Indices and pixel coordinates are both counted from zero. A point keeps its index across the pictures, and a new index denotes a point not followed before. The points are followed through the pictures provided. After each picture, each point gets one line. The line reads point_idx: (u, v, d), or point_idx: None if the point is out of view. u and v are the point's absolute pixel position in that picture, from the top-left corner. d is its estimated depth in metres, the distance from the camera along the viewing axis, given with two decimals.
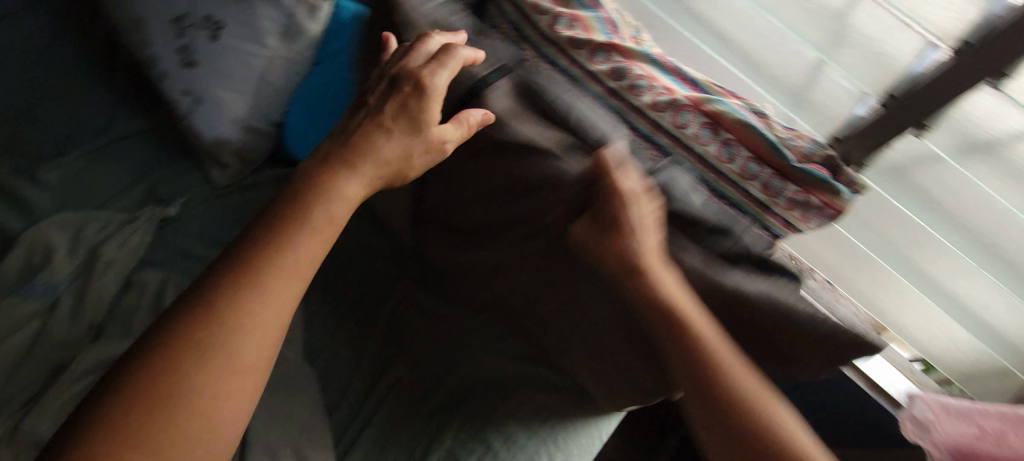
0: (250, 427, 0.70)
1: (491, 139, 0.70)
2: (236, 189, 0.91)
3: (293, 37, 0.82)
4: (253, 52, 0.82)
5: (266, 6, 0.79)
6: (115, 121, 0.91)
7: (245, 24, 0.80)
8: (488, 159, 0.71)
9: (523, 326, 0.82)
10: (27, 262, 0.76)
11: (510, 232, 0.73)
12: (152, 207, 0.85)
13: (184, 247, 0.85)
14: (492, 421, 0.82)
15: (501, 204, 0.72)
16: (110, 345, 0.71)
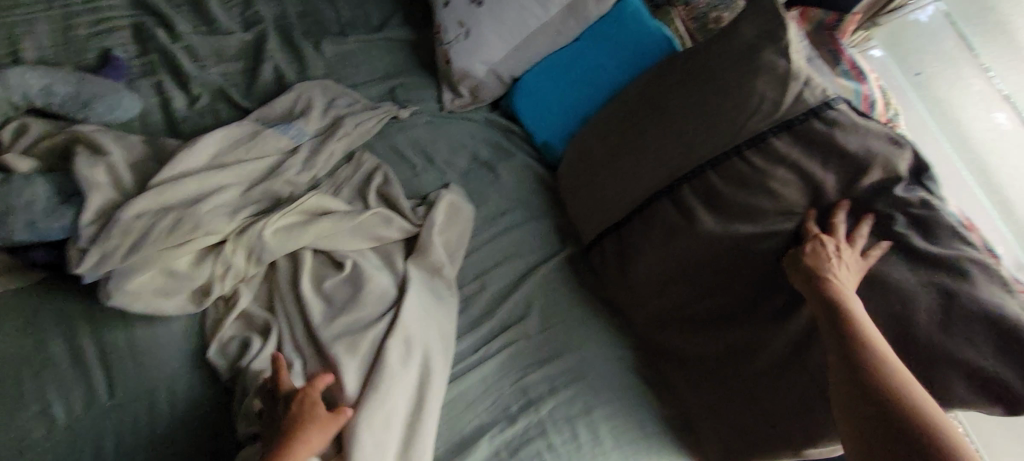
0: (400, 315, 0.78)
1: (754, 147, 0.76)
2: (456, 116, 1.00)
3: (572, 13, 0.91)
4: (534, 12, 0.91)
5: None
6: (388, 24, 1.05)
7: None
8: (735, 175, 0.77)
9: (673, 338, 0.86)
10: (290, 107, 0.90)
11: (721, 238, 0.77)
12: (391, 104, 0.96)
13: (399, 146, 0.95)
14: (587, 417, 0.84)
15: (726, 200, 0.77)
16: (332, 201, 0.84)
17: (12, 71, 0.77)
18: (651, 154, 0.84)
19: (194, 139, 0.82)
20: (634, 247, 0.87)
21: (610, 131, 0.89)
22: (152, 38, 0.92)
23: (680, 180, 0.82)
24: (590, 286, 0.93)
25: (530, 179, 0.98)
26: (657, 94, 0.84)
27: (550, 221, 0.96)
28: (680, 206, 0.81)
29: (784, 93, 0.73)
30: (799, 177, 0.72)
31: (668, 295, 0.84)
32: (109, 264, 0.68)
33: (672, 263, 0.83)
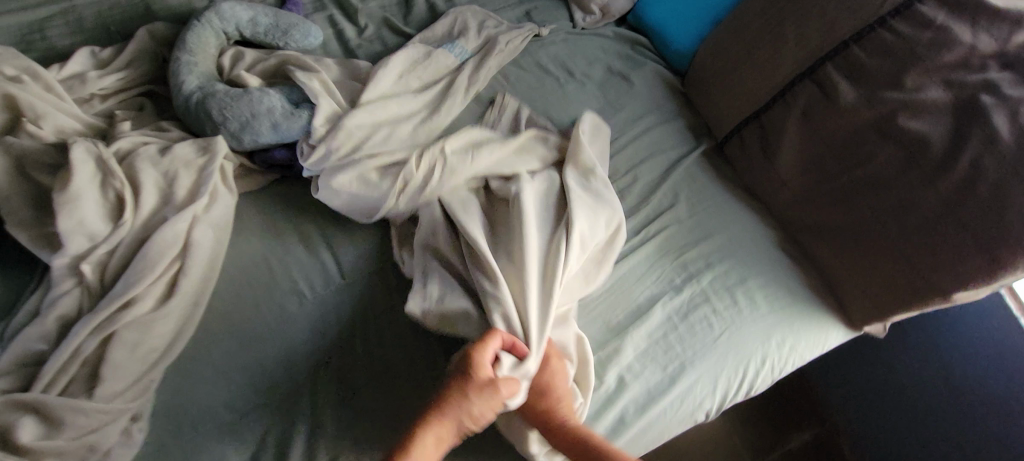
0: (576, 191, 0.84)
1: (904, 18, 0.80)
2: (588, 32, 1.08)
3: None
4: None
5: None
6: None
7: None
8: (886, 46, 0.81)
9: (814, 214, 0.90)
10: (447, 31, 1.00)
11: (872, 108, 0.81)
12: (530, 25, 1.05)
13: (542, 62, 1.03)
14: (744, 286, 0.90)
15: (877, 70, 0.81)
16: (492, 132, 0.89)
17: (227, 5, 0.88)
18: (789, 40, 0.89)
19: (381, 59, 0.92)
20: (775, 134, 0.91)
21: (742, 25, 0.95)
22: None
23: (822, 59, 0.86)
24: (726, 176, 1.00)
25: (662, 85, 1.06)
26: None
27: (684, 121, 1.04)
28: (824, 85, 0.85)
29: None
30: (949, 36, 0.76)
31: (811, 172, 0.89)
32: (341, 157, 0.80)
33: (816, 140, 0.87)
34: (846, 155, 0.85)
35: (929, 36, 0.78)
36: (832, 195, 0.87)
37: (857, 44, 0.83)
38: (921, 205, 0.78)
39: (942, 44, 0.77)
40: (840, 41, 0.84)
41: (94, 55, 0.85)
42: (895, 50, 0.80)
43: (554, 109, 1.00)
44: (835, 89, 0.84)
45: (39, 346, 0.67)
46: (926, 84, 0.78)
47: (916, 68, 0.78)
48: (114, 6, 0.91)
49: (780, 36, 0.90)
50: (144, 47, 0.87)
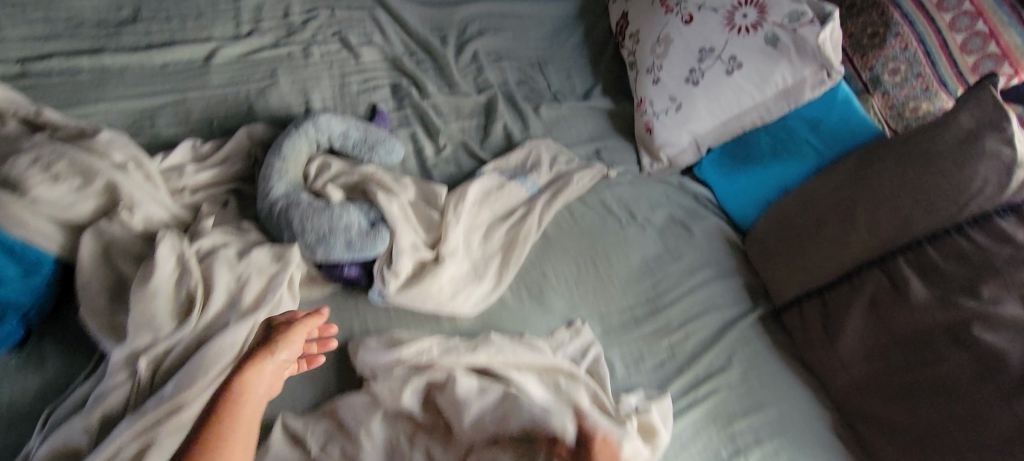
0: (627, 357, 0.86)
1: (982, 228, 0.79)
2: (654, 178, 1.11)
3: (786, 97, 0.96)
4: (750, 93, 0.98)
5: (786, 67, 0.94)
6: (591, 94, 1.19)
7: (761, 73, 0.96)
8: (962, 252, 0.80)
9: (878, 406, 0.85)
10: (521, 162, 1.04)
11: (946, 312, 0.79)
12: (600, 164, 1.09)
13: (607, 201, 1.06)
14: None
15: (949, 275, 0.80)
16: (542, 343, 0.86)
17: (327, 117, 0.95)
18: (858, 227, 0.89)
19: (457, 190, 0.96)
20: (839, 315, 0.90)
21: (809, 203, 0.95)
22: (408, 96, 1.08)
23: (892, 252, 0.85)
24: (781, 345, 0.97)
25: (722, 239, 1.06)
26: (864, 173, 0.90)
27: (741, 279, 1.03)
28: (893, 278, 0.85)
29: (1009, 178, 0.78)
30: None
31: (875, 362, 0.86)
32: (412, 291, 0.82)
33: (883, 331, 0.85)
34: (915, 352, 0.82)
35: (1009, 252, 0.76)
36: (897, 391, 0.83)
37: (930, 244, 0.82)
38: (998, 427, 0.73)
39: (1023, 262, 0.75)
40: (911, 237, 0.84)
41: (193, 148, 0.90)
42: (971, 258, 0.79)
43: (613, 252, 1.01)
44: (906, 285, 0.83)
45: (77, 442, 0.65)
46: (1007, 300, 0.76)
47: (995, 281, 0.77)
48: (220, 104, 0.98)
49: (847, 221, 0.90)
50: (241, 146, 0.93)
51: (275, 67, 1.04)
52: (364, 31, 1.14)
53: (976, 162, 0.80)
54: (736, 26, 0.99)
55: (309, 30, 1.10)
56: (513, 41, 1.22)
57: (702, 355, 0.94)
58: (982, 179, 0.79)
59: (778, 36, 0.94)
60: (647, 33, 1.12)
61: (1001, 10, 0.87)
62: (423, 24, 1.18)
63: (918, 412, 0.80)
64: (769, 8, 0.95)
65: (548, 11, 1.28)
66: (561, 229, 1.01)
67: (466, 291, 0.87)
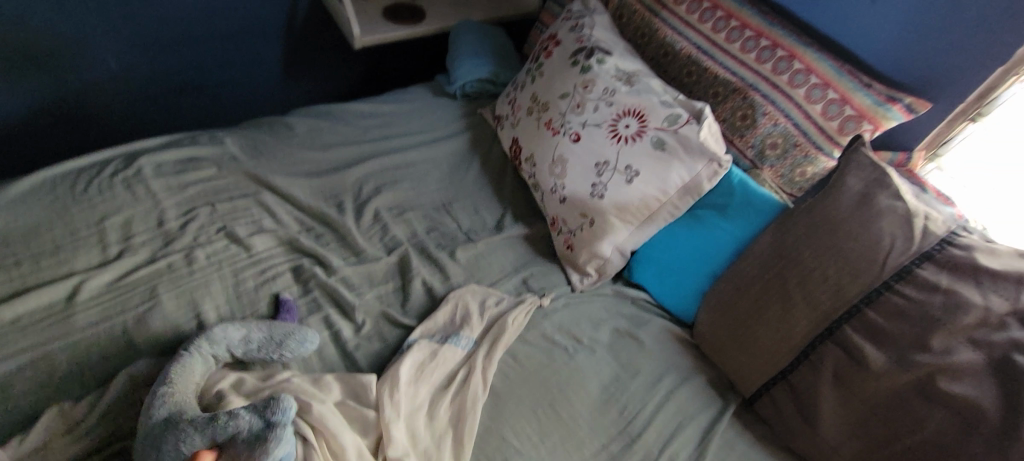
0: None
1: (909, 282, 0.80)
2: (587, 294, 1.07)
3: (688, 193, 0.98)
4: (654, 195, 0.99)
5: (680, 166, 0.97)
6: (503, 223, 1.16)
7: (659, 176, 0.98)
8: (901, 309, 0.80)
9: None
10: (449, 317, 0.97)
11: (910, 373, 0.78)
12: (532, 295, 1.04)
13: (549, 333, 1.00)
14: None
15: (897, 335, 0.80)
16: None
17: (226, 326, 0.85)
18: (797, 303, 0.88)
19: (387, 373, 0.86)
20: (812, 397, 0.86)
21: (743, 287, 0.94)
22: (313, 276, 1.00)
23: (837, 321, 0.84)
24: (765, 439, 0.91)
25: (672, 339, 1.02)
26: (783, 248, 0.91)
27: (704, 377, 0.98)
28: (848, 349, 0.83)
29: (912, 229, 0.81)
30: (961, 300, 0.76)
31: (863, 440, 0.81)
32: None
33: (859, 405, 0.81)
34: (897, 420, 0.79)
35: (942, 301, 0.77)
36: None
37: (869, 307, 0.82)
38: None
39: (958, 309, 0.76)
40: (849, 304, 0.83)
41: (60, 415, 0.75)
42: (911, 314, 0.79)
43: (569, 388, 0.94)
44: (862, 353, 0.81)
45: None
46: (960, 349, 0.75)
47: (942, 332, 0.76)
48: (91, 348, 0.84)
49: (784, 298, 0.89)
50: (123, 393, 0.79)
51: (155, 284, 0.93)
52: (252, 219, 1.06)
53: (878, 220, 0.83)
54: (622, 137, 1.01)
55: (189, 233, 1.01)
56: (412, 189, 1.19)
57: None
58: (889, 235, 0.82)
59: (663, 139, 0.98)
60: (542, 157, 1.13)
61: (845, 79, 0.96)
62: (315, 195, 1.12)
63: None
64: (648, 116, 0.99)
65: (441, 151, 1.28)
66: (509, 380, 0.93)
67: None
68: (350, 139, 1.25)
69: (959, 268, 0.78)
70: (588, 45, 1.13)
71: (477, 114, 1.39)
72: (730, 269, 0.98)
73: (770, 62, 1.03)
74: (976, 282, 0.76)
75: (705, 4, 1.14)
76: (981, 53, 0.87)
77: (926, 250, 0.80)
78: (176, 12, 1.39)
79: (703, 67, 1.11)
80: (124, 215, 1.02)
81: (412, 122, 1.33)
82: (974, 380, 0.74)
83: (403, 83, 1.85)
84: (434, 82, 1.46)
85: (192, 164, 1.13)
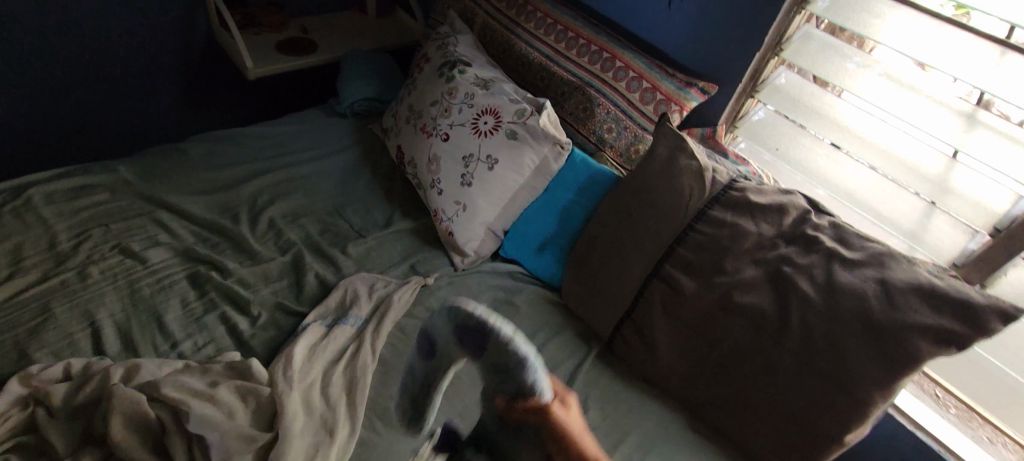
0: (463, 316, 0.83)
1: (705, 223, 1.00)
2: (468, 271, 1.21)
3: (540, 173, 1.17)
4: (513, 178, 1.16)
5: (530, 152, 1.15)
6: (392, 219, 1.29)
7: (514, 161, 1.15)
8: (701, 244, 1.00)
9: (705, 389, 0.98)
10: (340, 301, 1.07)
11: (713, 294, 0.97)
12: (418, 276, 1.16)
13: (435, 307, 1.12)
14: None
15: (701, 265, 0.99)
16: None
17: None
18: (631, 252, 1.06)
19: (281, 353, 0.95)
20: (648, 328, 1.03)
21: (591, 247, 1.12)
22: (208, 279, 1.08)
23: (659, 262, 1.03)
24: (622, 372, 1.07)
25: (543, 301, 1.17)
26: (616, 210, 1.09)
27: (572, 329, 1.14)
28: (668, 282, 1.01)
29: (703, 180, 1.02)
30: (741, 230, 0.97)
31: (688, 354, 0.99)
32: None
33: (682, 326, 1.00)
34: (708, 333, 0.97)
35: (727, 234, 0.98)
36: (711, 371, 0.97)
37: (679, 246, 1.01)
38: (784, 365, 0.90)
39: (740, 237, 0.97)
40: (665, 247, 1.03)
41: None
42: (708, 247, 0.99)
43: None
44: (679, 284, 1.00)
45: None
46: (744, 268, 0.96)
47: (730, 257, 0.97)
48: None
49: (620, 250, 1.08)
50: (18, 396, 0.83)
51: (47, 300, 0.98)
52: (147, 235, 1.13)
53: (680, 176, 1.03)
54: (481, 131, 1.18)
55: (82, 252, 1.06)
56: (304, 198, 1.29)
57: None
58: (689, 187, 1.02)
59: (515, 131, 1.15)
60: (420, 157, 1.28)
61: (654, 71, 1.19)
62: (209, 210, 1.21)
63: (733, 380, 0.95)
64: (500, 112, 1.17)
65: (333, 164, 1.40)
66: (397, 350, 1.03)
67: (431, 323, 0.79)
68: (244, 159, 1.35)
69: (738, 206, 0.99)
70: (451, 59, 1.30)
71: (366, 129, 1.52)
72: (582, 235, 1.16)
73: (599, 63, 1.25)
74: (750, 215, 0.98)
75: (549, 21, 1.36)
76: (744, 43, 1.12)
77: (716, 196, 1.01)
78: (64, 54, 1.45)
79: (551, 72, 1.31)
80: (13, 241, 1.06)
81: (303, 141, 1.45)
82: (756, 290, 0.94)
83: (289, 110, 1.94)
84: (325, 105, 1.58)
85: (83, 192, 1.18)
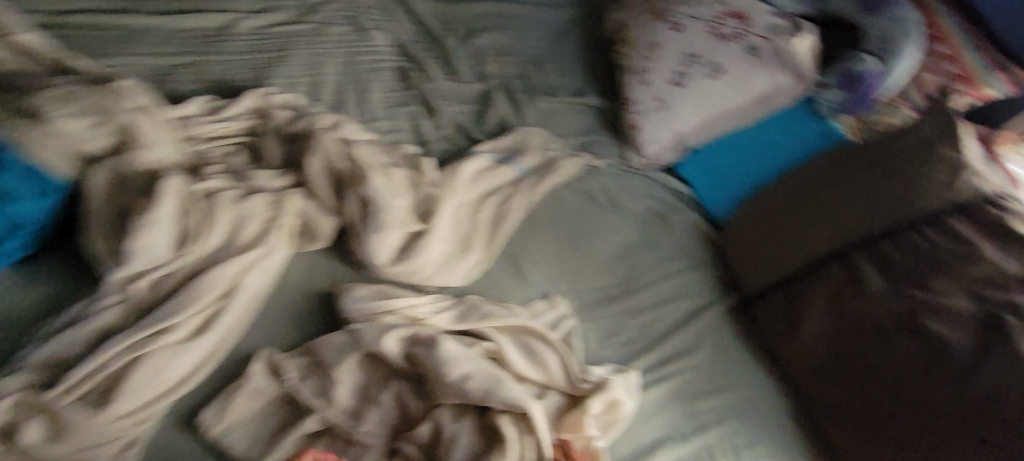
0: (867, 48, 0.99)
1: (932, 231, 0.87)
2: (636, 172, 1.16)
3: (763, 102, 1.05)
4: (729, 96, 1.05)
5: (763, 75, 1.03)
6: (584, 92, 1.26)
7: (741, 79, 1.04)
8: (917, 248, 0.87)
9: (829, 389, 0.89)
10: (513, 145, 1.10)
11: (898, 301, 0.86)
12: (587, 155, 1.14)
13: (592, 189, 1.11)
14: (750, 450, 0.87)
15: (899, 267, 0.88)
16: (509, 314, 0.91)
17: None
18: (823, 222, 0.95)
19: (450, 164, 1.02)
20: (802, 304, 0.95)
21: (776, 200, 1.02)
22: (412, 78, 1.15)
23: (852, 245, 0.92)
24: (745, 334, 1.01)
25: (700, 233, 1.11)
26: (825, 174, 0.98)
27: (713, 271, 1.07)
28: (853, 270, 0.91)
29: (958, 179, 0.85)
30: (976, 253, 0.83)
31: (830, 348, 0.90)
32: (401, 265, 0.88)
33: (840, 319, 0.90)
34: (869, 339, 0.87)
35: (951, 252, 0.85)
36: (849, 375, 0.87)
37: (886, 240, 0.90)
38: (943, 411, 0.77)
39: (969, 260, 0.83)
40: (867, 234, 0.91)
41: (206, 104, 0.96)
42: (922, 256, 0.87)
43: (594, 235, 1.06)
44: (864, 277, 0.90)
45: (73, 353, 0.71)
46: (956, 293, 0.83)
47: (944, 276, 0.84)
48: (238, 67, 1.05)
49: (811, 215, 0.97)
50: (253, 108, 0.99)
51: (290, 40, 1.12)
52: (376, 18, 1.23)
53: (931, 167, 0.87)
54: (720, 34, 1.06)
55: (325, 13, 1.19)
56: (514, 38, 1.30)
57: (670, 336, 0.98)
58: (936, 180, 0.86)
59: (756, 47, 1.03)
60: (638, 36, 1.19)
61: (961, 38, 0.99)
62: (432, 18, 1.27)
63: (866, 396, 0.85)
64: (751, 20, 1.04)
65: (552, 15, 1.37)
66: (546, 212, 1.06)
67: None
68: None
69: (988, 226, 0.84)
70: None
71: None
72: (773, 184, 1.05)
73: None
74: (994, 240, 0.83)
75: None
76: None
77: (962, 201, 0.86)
78: None
79: None
80: None
81: None
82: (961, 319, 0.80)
83: None
84: None
85: None
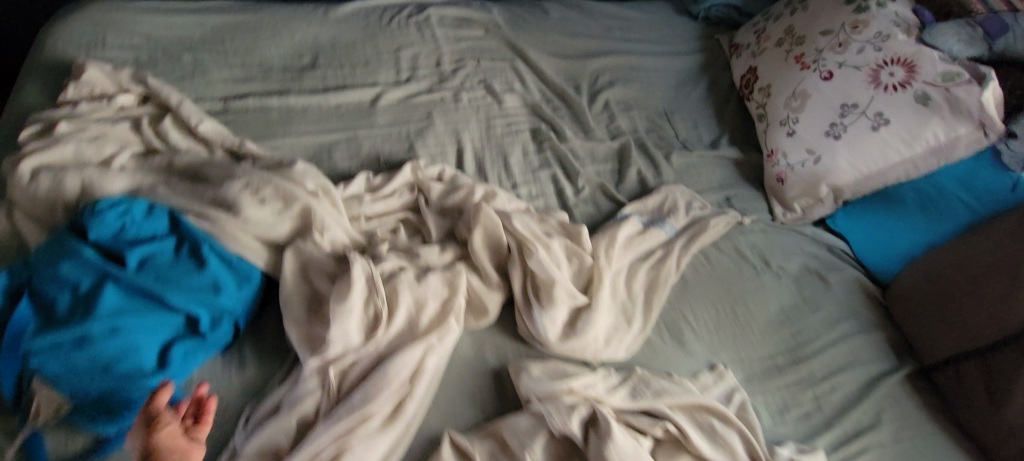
0: None
1: None
2: (786, 227, 1.11)
3: (936, 154, 0.98)
4: (897, 147, 1.00)
5: (938, 125, 0.97)
6: (718, 143, 1.22)
7: (912, 130, 0.99)
8: None
9: None
10: (658, 205, 1.08)
11: None
12: (733, 211, 1.10)
13: (742, 247, 1.07)
14: None
15: None
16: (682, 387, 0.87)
17: None
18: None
19: (602, 231, 1.01)
20: (1003, 378, 0.84)
21: (958, 258, 0.93)
22: (548, 139, 1.16)
23: None
24: (931, 407, 0.92)
25: (864, 292, 1.05)
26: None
27: (884, 334, 1.00)
28: None
29: None
30: None
31: None
32: (570, 341, 0.87)
33: None
34: None
35: None
36: None
37: None
38: None
39: None
40: None
41: (367, 180, 1.00)
42: None
43: (751, 299, 1.01)
44: None
45: (280, 441, 0.73)
46: None
47: None
48: (388, 140, 1.09)
49: (1008, 277, 0.86)
50: (408, 181, 1.02)
51: (431, 109, 1.16)
52: (506, 79, 1.25)
53: None
54: (882, 84, 1.02)
55: (458, 78, 1.22)
56: (640, 90, 1.28)
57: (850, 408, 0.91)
58: None
59: (928, 95, 0.98)
60: (779, 86, 1.16)
61: None
62: (558, 76, 1.28)
63: None
64: (918, 68, 1.00)
65: (674, 63, 1.35)
66: (699, 275, 1.02)
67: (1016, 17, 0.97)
68: (593, 35, 1.37)
69: None
70: None
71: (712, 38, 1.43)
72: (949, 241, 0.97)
73: None
74: None
75: None
76: None
77: None
78: None
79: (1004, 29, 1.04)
80: (415, 51, 1.25)
81: (650, 32, 1.41)
82: None
83: None
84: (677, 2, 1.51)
85: (466, 25, 1.34)
